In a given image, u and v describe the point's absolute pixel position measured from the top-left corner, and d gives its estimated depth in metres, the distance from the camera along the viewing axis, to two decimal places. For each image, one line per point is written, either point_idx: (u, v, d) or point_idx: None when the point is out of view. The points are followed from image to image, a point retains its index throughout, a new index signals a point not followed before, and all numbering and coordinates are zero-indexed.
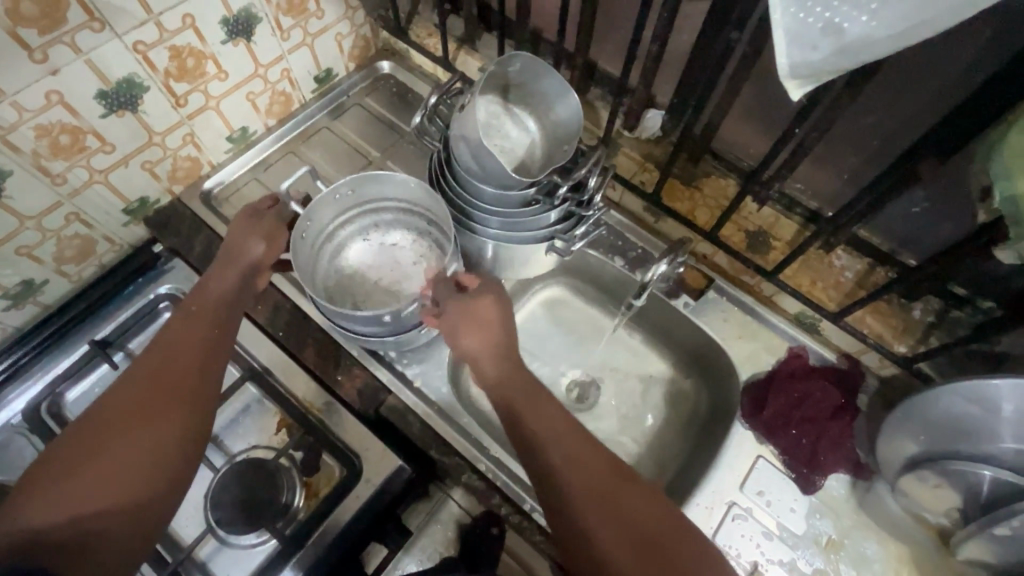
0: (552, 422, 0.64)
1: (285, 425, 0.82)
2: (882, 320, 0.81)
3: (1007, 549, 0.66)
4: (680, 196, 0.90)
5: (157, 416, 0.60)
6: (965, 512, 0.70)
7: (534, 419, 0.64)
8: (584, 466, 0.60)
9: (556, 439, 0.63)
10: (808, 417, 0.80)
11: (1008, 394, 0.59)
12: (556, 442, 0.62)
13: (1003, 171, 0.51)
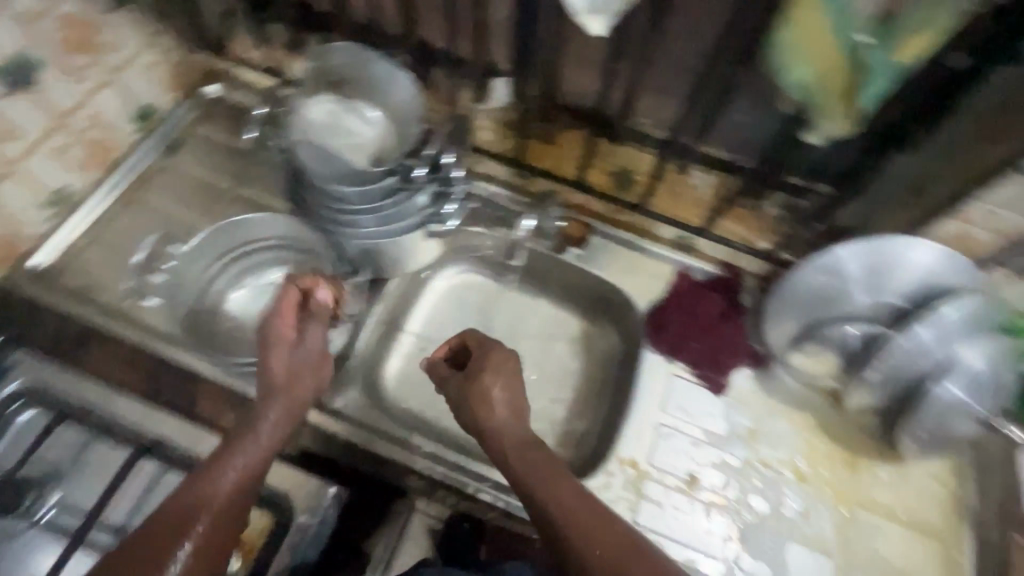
0: (533, 453, 0.65)
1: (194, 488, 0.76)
2: (742, 223, 0.89)
3: (886, 389, 0.75)
4: (543, 154, 0.94)
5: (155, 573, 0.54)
6: (843, 367, 0.80)
7: (527, 458, 0.65)
8: (561, 498, 0.60)
9: (536, 471, 0.63)
10: (703, 327, 0.86)
11: (846, 253, 0.75)
12: (539, 477, 0.63)
13: (782, 64, 0.56)
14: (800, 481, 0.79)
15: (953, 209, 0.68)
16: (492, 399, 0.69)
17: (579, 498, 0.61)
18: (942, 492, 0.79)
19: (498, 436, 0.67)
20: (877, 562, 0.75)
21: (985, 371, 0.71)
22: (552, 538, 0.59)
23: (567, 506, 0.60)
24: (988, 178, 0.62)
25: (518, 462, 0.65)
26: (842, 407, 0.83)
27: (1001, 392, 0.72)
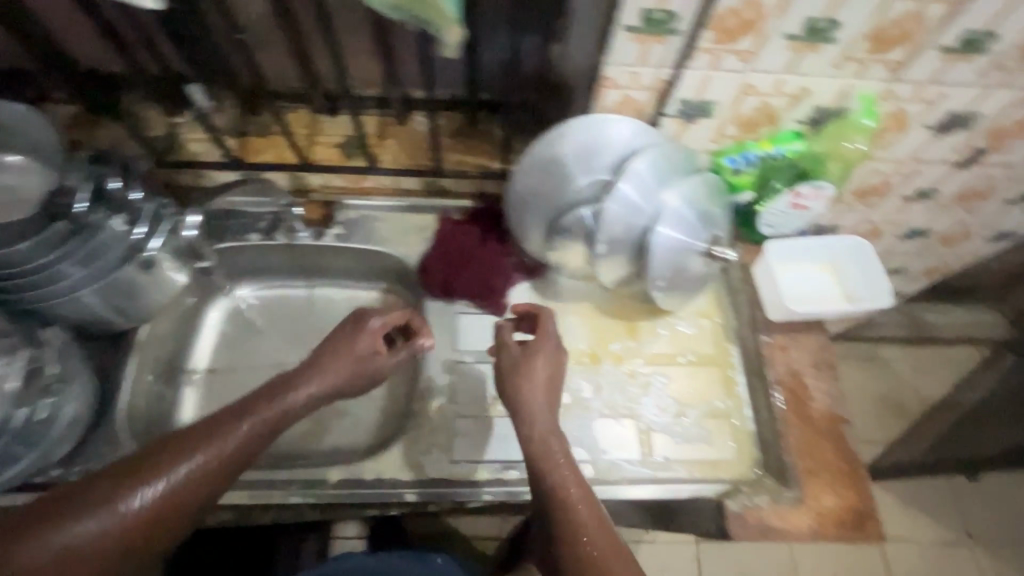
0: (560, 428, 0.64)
1: None
2: (476, 152, 0.91)
3: (623, 254, 0.78)
4: (263, 147, 0.90)
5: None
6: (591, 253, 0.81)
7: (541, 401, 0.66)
8: (573, 494, 0.60)
9: (534, 460, 0.63)
10: (470, 257, 0.87)
11: (546, 149, 0.79)
12: (533, 473, 0.62)
13: None
14: (591, 362, 0.85)
15: (607, 80, 0.73)
16: (535, 372, 0.68)
17: (583, 494, 0.60)
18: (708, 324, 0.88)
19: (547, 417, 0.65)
20: (669, 404, 0.83)
21: (691, 206, 0.79)
22: (546, 506, 0.60)
23: (585, 499, 0.60)
24: (608, 44, 0.67)
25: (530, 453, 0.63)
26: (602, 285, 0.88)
27: (711, 222, 0.81)
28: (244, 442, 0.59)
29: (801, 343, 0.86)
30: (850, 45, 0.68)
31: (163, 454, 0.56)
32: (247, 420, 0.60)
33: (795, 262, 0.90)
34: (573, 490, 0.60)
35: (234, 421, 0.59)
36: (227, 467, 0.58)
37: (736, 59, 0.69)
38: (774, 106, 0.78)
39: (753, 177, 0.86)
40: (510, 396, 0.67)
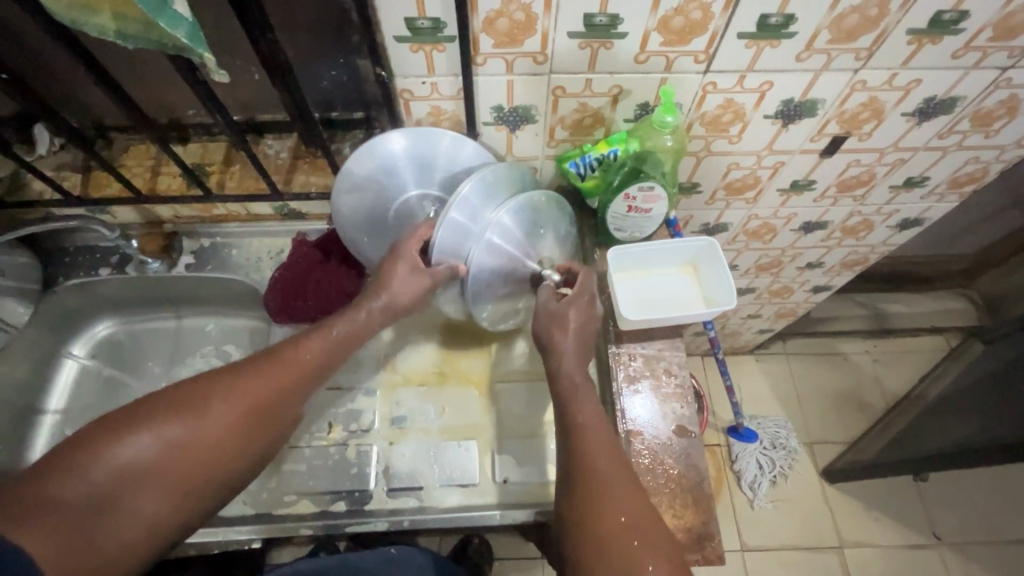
0: (593, 420, 0.62)
1: None
2: (323, 173, 0.89)
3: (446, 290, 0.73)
4: (108, 182, 0.89)
5: (134, 488, 0.55)
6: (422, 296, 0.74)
7: (561, 335, 0.67)
8: (609, 526, 0.56)
9: (603, 441, 0.61)
10: (305, 279, 0.86)
11: (360, 166, 0.75)
12: (606, 465, 0.59)
13: (81, 20, 0.53)
14: (436, 383, 0.82)
15: (408, 92, 0.71)
16: (574, 350, 0.67)
17: (625, 500, 0.57)
18: None
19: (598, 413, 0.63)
20: (514, 423, 0.79)
21: (512, 228, 0.70)
22: (584, 514, 0.57)
23: (625, 499, 0.57)
24: (383, 57, 0.64)
25: (587, 435, 0.61)
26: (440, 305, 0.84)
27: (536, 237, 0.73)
28: (263, 397, 0.61)
29: (662, 353, 0.80)
30: (641, 40, 0.64)
31: (226, 384, 0.61)
32: (287, 367, 0.63)
33: (643, 271, 0.85)
34: (605, 525, 0.56)
35: (168, 425, 0.57)
36: (259, 407, 0.61)
37: (528, 61, 0.66)
38: (596, 107, 0.74)
39: (598, 181, 0.82)
40: (546, 347, 0.68)
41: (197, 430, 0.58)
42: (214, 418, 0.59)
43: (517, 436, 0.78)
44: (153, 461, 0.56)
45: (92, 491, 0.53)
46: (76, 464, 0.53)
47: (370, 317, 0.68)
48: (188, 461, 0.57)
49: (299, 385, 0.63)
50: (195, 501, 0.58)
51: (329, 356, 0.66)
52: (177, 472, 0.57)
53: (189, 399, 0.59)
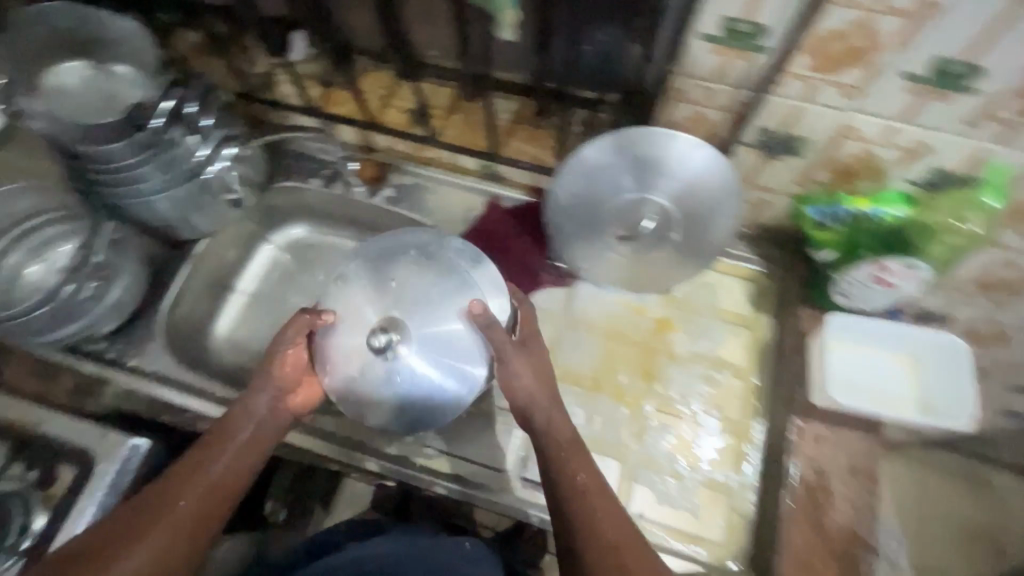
0: (592, 477, 0.61)
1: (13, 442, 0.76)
2: (538, 145, 0.88)
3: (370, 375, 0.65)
4: (343, 100, 0.94)
5: (182, 526, 0.59)
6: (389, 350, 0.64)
7: (539, 412, 0.65)
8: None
9: (603, 503, 0.58)
10: (501, 247, 0.88)
11: (595, 153, 0.72)
12: (603, 528, 0.57)
13: None
14: (591, 389, 0.80)
15: (677, 91, 0.65)
16: (556, 429, 0.63)
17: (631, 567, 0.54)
18: (731, 380, 0.80)
19: (592, 471, 0.61)
20: (662, 458, 0.75)
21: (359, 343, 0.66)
22: None
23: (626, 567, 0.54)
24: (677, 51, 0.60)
25: (592, 496, 0.58)
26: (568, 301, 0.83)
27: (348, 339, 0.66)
28: (221, 476, 0.63)
29: (850, 442, 0.72)
30: (990, 98, 0.54)
31: (154, 499, 0.60)
32: (227, 442, 0.65)
33: (869, 347, 0.77)
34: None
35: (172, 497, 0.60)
36: (219, 486, 0.63)
37: (836, 93, 0.59)
38: (881, 158, 0.65)
39: (837, 234, 0.70)
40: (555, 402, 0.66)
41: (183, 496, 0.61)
42: (162, 516, 0.59)
43: (664, 474, 0.74)
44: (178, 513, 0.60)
45: (166, 535, 0.58)
46: (157, 506, 0.60)
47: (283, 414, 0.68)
48: (160, 540, 0.58)
49: (238, 483, 0.64)
50: (192, 552, 0.59)
51: (231, 433, 0.65)
52: (197, 521, 0.60)
53: (132, 517, 0.59)
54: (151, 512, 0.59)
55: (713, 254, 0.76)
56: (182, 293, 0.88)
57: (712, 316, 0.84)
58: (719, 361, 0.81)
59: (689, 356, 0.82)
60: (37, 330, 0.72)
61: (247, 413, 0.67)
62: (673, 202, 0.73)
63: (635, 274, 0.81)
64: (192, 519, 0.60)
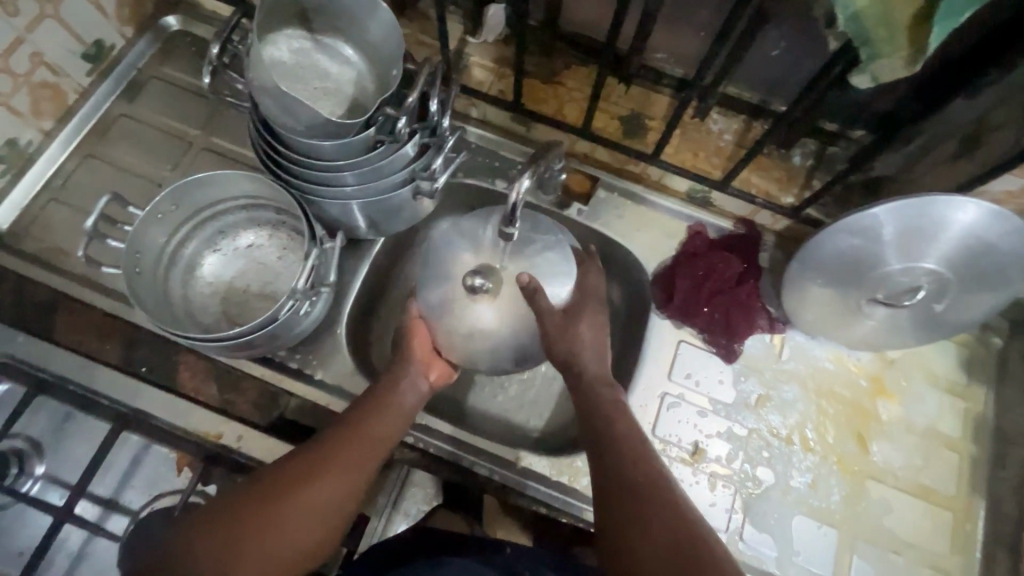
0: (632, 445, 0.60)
1: (199, 451, 0.71)
2: (766, 175, 0.80)
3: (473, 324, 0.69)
4: (544, 96, 0.82)
5: (295, 494, 0.57)
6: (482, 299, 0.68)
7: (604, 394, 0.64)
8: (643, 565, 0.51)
9: (643, 469, 0.57)
10: (718, 288, 0.80)
11: (886, 219, 0.63)
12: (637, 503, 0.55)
13: None
14: (807, 452, 0.75)
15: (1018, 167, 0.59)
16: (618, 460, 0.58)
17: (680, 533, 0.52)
18: (952, 455, 0.76)
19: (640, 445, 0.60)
20: (883, 533, 0.73)
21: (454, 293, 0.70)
22: None
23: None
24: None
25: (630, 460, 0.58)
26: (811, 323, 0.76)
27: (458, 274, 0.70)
28: (345, 442, 0.62)
29: None
30: None
31: (314, 453, 0.61)
32: (377, 408, 0.65)
33: None
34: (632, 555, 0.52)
35: (295, 467, 0.59)
36: (341, 451, 0.61)
37: None
38: None
39: None
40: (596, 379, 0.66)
41: (310, 464, 0.59)
42: (323, 469, 0.59)
43: (880, 547, 0.72)
44: (296, 480, 0.58)
45: (269, 514, 0.55)
46: (271, 483, 0.58)
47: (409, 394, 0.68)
48: (320, 493, 0.58)
49: (367, 451, 0.62)
50: (314, 527, 0.57)
51: (389, 393, 0.67)
52: (315, 488, 0.58)
53: (295, 469, 0.59)
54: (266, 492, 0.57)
55: (960, 326, 0.72)
56: (361, 298, 0.81)
57: (931, 385, 0.78)
58: (939, 434, 0.77)
59: (908, 427, 0.77)
60: (248, 346, 0.65)
61: (401, 378, 0.69)
62: (957, 275, 0.67)
63: (879, 339, 0.75)
64: (307, 494, 0.57)
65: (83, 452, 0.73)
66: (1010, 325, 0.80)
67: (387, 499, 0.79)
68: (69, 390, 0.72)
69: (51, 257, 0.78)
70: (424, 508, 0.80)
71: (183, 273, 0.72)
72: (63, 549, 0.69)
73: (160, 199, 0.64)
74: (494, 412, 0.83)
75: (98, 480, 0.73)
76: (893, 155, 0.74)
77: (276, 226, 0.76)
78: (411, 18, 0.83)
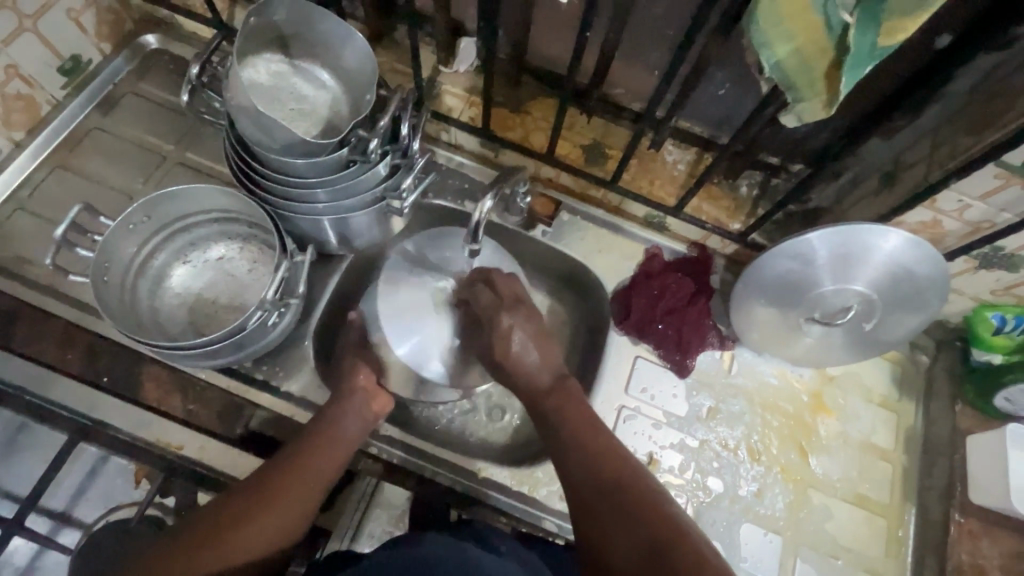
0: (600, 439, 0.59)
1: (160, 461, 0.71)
2: (716, 203, 0.86)
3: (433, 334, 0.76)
4: (512, 123, 0.87)
5: (244, 522, 0.61)
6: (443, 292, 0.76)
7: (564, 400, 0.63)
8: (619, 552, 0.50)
9: (599, 462, 0.56)
10: (673, 307, 0.84)
11: (819, 245, 0.70)
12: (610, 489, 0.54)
13: (762, 38, 0.51)
14: (753, 462, 0.80)
15: (929, 201, 0.67)
16: (573, 461, 0.58)
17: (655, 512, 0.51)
18: (885, 465, 0.81)
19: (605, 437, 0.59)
20: (824, 539, 0.77)
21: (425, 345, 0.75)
22: None
23: None
24: (968, 170, 0.61)
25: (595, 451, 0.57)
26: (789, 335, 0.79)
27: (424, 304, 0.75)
28: (292, 472, 0.65)
29: (1000, 539, 0.76)
30: None
31: (254, 494, 0.63)
32: (324, 438, 0.68)
33: None
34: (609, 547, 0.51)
35: (244, 497, 0.63)
36: (288, 481, 0.65)
37: None
38: None
39: (1015, 344, 0.76)
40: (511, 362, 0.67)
41: (258, 493, 0.63)
42: (263, 509, 0.62)
43: (820, 552, 0.76)
44: (244, 509, 0.62)
45: (218, 542, 0.59)
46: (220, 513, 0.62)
47: (355, 425, 0.71)
48: (257, 535, 0.61)
49: (312, 482, 0.65)
50: (262, 556, 0.61)
51: (331, 429, 0.69)
52: (260, 518, 0.61)
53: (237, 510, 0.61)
54: (216, 522, 0.61)
55: (890, 345, 0.79)
56: (330, 312, 0.83)
57: (865, 400, 0.84)
58: (873, 445, 0.82)
59: (845, 440, 0.82)
60: (214, 355, 0.66)
61: (343, 416, 0.70)
62: (883, 296, 0.73)
63: (817, 355, 0.81)
64: (254, 523, 0.61)
65: (37, 464, 0.72)
66: (934, 345, 0.87)
67: (351, 514, 0.75)
68: (25, 400, 0.71)
69: (13, 265, 0.77)
70: (389, 530, 0.74)
71: (151, 284, 0.73)
72: (10, 564, 0.68)
73: (131, 210, 0.65)
74: (458, 425, 0.85)
75: (52, 493, 0.71)
76: (827, 188, 0.81)
77: (247, 240, 0.78)
78: (387, 46, 0.88)
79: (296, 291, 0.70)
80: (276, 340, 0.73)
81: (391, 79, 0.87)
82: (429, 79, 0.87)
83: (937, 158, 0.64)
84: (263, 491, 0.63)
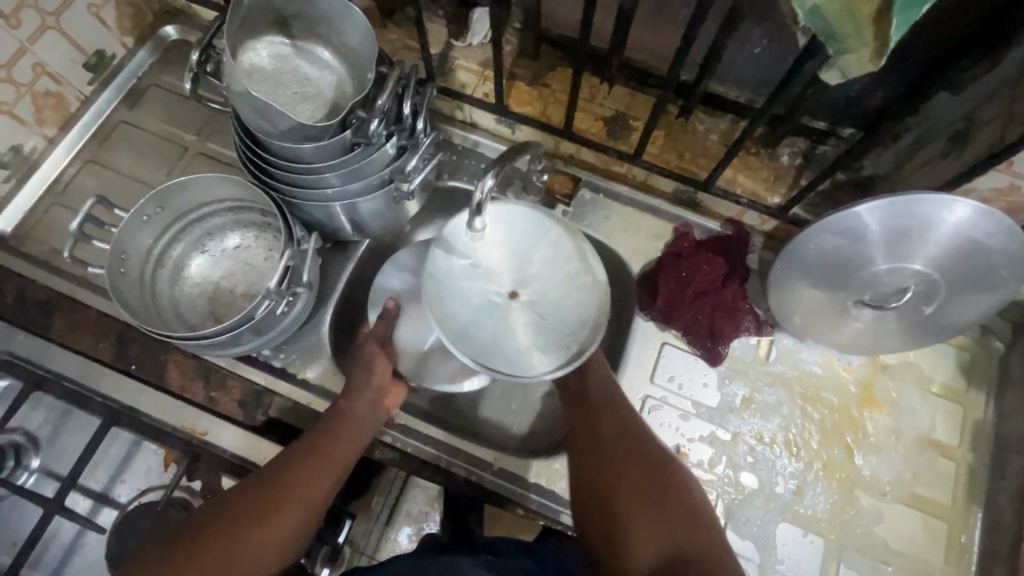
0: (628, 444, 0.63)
1: (185, 448, 0.73)
2: (753, 175, 0.78)
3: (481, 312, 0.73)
4: (528, 99, 0.82)
5: (260, 514, 0.59)
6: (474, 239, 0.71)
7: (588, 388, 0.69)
8: (640, 545, 0.56)
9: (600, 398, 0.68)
10: (704, 290, 0.78)
11: (872, 217, 0.61)
12: (633, 483, 0.60)
13: None
14: (792, 457, 0.73)
15: (1004, 163, 0.57)
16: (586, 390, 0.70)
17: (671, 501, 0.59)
18: (947, 464, 0.73)
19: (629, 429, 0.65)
20: (873, 543, 0.70)
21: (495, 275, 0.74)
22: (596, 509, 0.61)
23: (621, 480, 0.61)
24: None
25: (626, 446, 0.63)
26: (846, 317, 0.71)
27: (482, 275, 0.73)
28: (308, 465, 0.63)
29: None
30: None
31: (270, 482, 0.62)
32: (338, 427, 0.67)
33: None
34: (622, 530, 0.57)
35: (259, 486, 0.62)
36: (303, 469, 0.63)
37: None
38: None
39: None
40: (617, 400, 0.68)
41: (274, 482, 0.62)
42: (280, 497, 0.61)
43: (867, 555, 0.70)
44: (259, 498, 0.60)
45: (233, 530, 0.58)
46: (236, 504, 0.60)
47: (368, 415, 0.69)
48: (274, 525, 0.59)
49: (326, 474, 0.64)
50: (277, 550, 0.59)
51: (342, 419, 0.68)
52: (276, 508, 0.60)
53: (255, 500, 0.60)
54: (231, 512, 0.59)
55: (956, 330, 0.69)
56: (347, 298, 0.82)
57: (922, 392, 0.76)
58: (933, 443, 0.74)
59: (898, 437, 0.74)
60: (230, 345, 0.67)
61: (354, 404, 0.69)
62: (946, 276, 0.64)
63: (867, 341, 0.73)
64: (269, 515, 0.59)
65: (76, 446, 0.75)
66: (1011, 329, 0.77)
67: (382, 501, 0.83)
68: (63, 388, 0.74)
69: (51, 258, 0.81)
70: (425, 508, 0.84)
71: (170, 275, 0.75)
72: (56, 540, 0.72)
73: (144, 202, 0.66)
74: (477, 414, 0.82)
75: (90, 474, 0.75)
76: (882, 154, 0.72)
77: (262, 229, 0.78)
78: (397, 23, 0.84)
79: (305, 279, 0.69)
80: (291, 328, 0.73)
81: (402, 58, 0.84)
82: (440, 54, 0.83)
83: (1016, 113, 0.54)
84: (277, 482, 0.62)
